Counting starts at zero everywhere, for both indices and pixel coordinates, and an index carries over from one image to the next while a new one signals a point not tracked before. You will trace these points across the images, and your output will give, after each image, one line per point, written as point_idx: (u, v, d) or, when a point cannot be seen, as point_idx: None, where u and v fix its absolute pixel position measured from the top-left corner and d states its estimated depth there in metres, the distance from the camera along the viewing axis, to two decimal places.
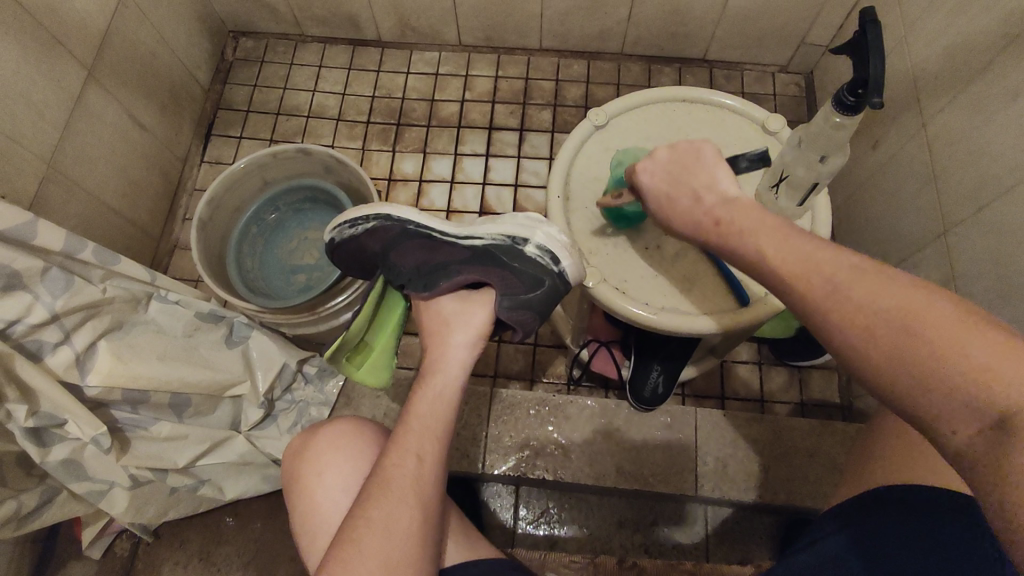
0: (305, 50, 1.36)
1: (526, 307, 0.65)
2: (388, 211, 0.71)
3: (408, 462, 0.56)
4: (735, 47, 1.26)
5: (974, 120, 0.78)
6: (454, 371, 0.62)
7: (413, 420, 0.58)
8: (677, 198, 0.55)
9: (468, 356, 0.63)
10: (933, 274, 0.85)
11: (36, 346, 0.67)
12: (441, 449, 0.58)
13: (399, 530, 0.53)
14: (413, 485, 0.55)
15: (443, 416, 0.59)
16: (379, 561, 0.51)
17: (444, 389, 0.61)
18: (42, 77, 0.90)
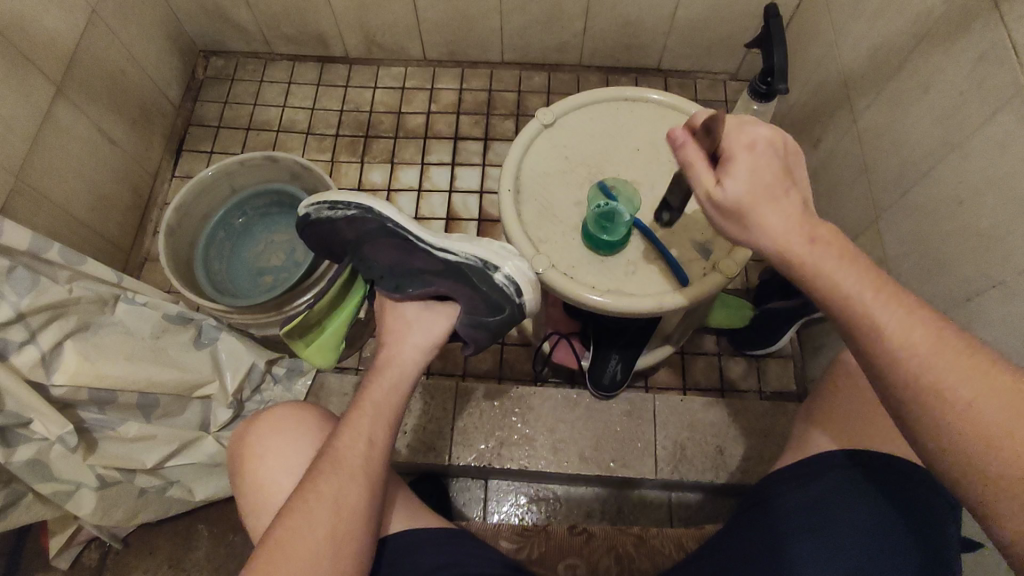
0: (275, 67, 1.40)
1: (483, 329, 0.69)
2: (372, 205, 0.72)
3: (360, 442, 0.58)
4: (687, 58, 1.33)
5: (894, 114, 0.84)
6: (408, 366, 0.65)
7: (367, 404, 0.61)
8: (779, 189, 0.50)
9: (422, 355, 0.67)
10: (868, 258, 0.90)
11: (2, 345, 0.68)
12: (391, 436, 0.61)
13: (348, 503, 0.54)
14: (364, 463, 0.57)
15: (395, 404, 0.62)
16: (326, 530, 0.52)
17: (397, 381, 0.64)
18: (12, 91, 0.93)
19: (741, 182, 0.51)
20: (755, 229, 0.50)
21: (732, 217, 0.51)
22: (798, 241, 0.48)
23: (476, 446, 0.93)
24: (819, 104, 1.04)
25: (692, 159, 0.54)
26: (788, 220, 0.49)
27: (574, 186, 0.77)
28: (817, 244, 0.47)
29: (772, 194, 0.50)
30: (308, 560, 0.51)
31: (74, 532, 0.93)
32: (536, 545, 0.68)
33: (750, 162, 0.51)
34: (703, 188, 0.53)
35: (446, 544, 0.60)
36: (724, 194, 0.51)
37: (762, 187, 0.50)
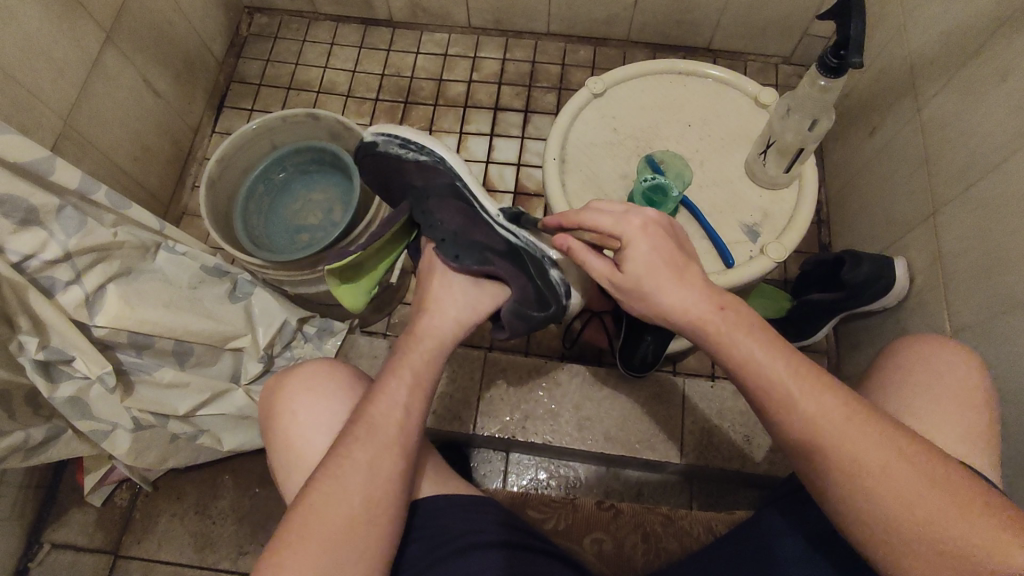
0: (318, 28, 1.39)
1: (524, 320, 0.69)
2: (447, 158, 0.76)
3: (393, 409, 0.56)
4: (740, 37, 1.28)
5: (963, 104, 0.80)
6: (445, 336, 0.63)
7: (399, 372, 0.59)
8: (678, 278, 0.51)
9: (462, 328, 0.65)
10: (919, 255, 0.86)
11: (49, 283, 0.69)
12: (425, 400, 0.59)
13: (382, 468, 0.53)
14: (398, 431, 0.55)
15: (429, 371, 0.60)
16: (361, 493, 0.52)
17: (431, 349, 0.61)
18: (64, 35, 0.93)
19: (638, 267, 0.51)
20: (660, 308, 0.51)
21: (633, 298, 0.53)
22: (712, 315, 0.49)
23: (501, 418, 0.93)
24: (879, 91, 1.00)
25: (582, 250, 0.56)
26: (693, 293, 0.50)
27: (621, 160, 0.75)
28: (727, 316, 0.49)
29: (671, 274, 0.50)
30: (341, 521, 0.51)
31: (108, 471, 0.95)
32: (563, 517, 0.68)
33: (643, 244, 0.51)
34: (602, 275, 0.55)
35: (471, 511, 0.59)
36: (621, 277, 0.53)
37: (661, 270, 0.51)
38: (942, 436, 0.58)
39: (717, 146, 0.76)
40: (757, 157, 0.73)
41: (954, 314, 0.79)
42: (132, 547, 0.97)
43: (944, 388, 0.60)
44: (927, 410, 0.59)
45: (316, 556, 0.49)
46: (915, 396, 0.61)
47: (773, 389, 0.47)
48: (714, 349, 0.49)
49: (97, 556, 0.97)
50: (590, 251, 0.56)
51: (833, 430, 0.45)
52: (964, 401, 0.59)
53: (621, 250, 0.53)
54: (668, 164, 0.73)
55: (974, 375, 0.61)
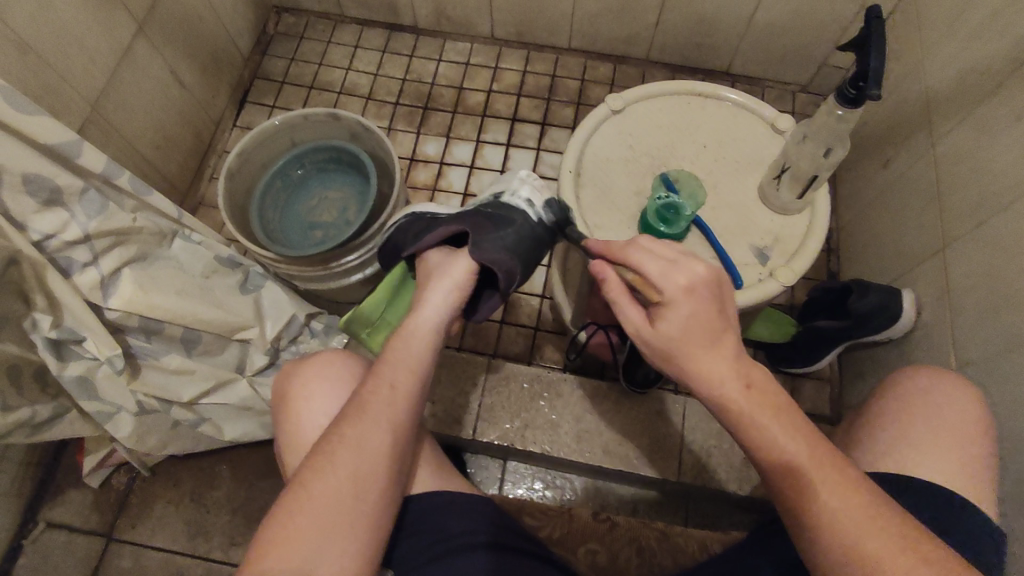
0: (344, 30, 1.42)
1: (508, 248, 0.62)
2: (411, 208, 0.78)
3: (382, 388, 0.54)
4: (758, 64, 1.29)
5: (978, 141, 0.81)
6: (433, 315, 0.59)
7: (389, 353, 0.57)
8: (715, 346, 0.47)
9: (447, 299, 0.60)
10: (927, 289, 0.87)
11: (67, 263, 0.71)
12: (418, 383, 0.56)
13: (370, 450, 0.52)
14: (388, 410, 0.54)
15: (420, 353, 0.57)
16: (347, 475, 0.51)
17: (426, 329, 0.58)
18: (97, 24, 0.95)
19: (672, 331, 0.48)
20: (688, 377, 0.48)
21: (661, 357, 0.49)
22: (732, 389, 0.46)
23: (501, 425, 0.93)
24: (895, 124, 1.01)
25: (619, 294, 0.52)
26: (722, 366, 0.47)
27: (635, 175, 0.76)
28: (751, 393, 0.46)
29: (705, 341, 0.47)
30: (329, 503, 0.50)
31: (108, 454, 0.96)
32: (558, 525, 0.68)
33: (687, 308, 0.48)
34: (632, 327, 0.51)
35: (471, 511, 0.59)
36: (652, 335, 0.49)
37: (699, 335, 0.47)
38: (941, 468, 0.58)
39: (732, 169, 0.77)
40: (772, 181, 0.73)
41: (959, 350, 0.79)
42: (126, 531, 0.97)
43: (943, 420, 0.61)
44: (928, 442, 0.59)
45: (303, 540, 0.48)
46: (915, 427, 0.61)
47: (761, 438, 0.46)
48: (728, 422, 0.47)
49: (91, 537, 0.97)
50: (625, 296, 0.52)
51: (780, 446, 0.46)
52: (962, 435, 0.60)
53: (661, 307, 0.49)
54: (682, 182, 0.74)
55: (976, 410, 0.61)
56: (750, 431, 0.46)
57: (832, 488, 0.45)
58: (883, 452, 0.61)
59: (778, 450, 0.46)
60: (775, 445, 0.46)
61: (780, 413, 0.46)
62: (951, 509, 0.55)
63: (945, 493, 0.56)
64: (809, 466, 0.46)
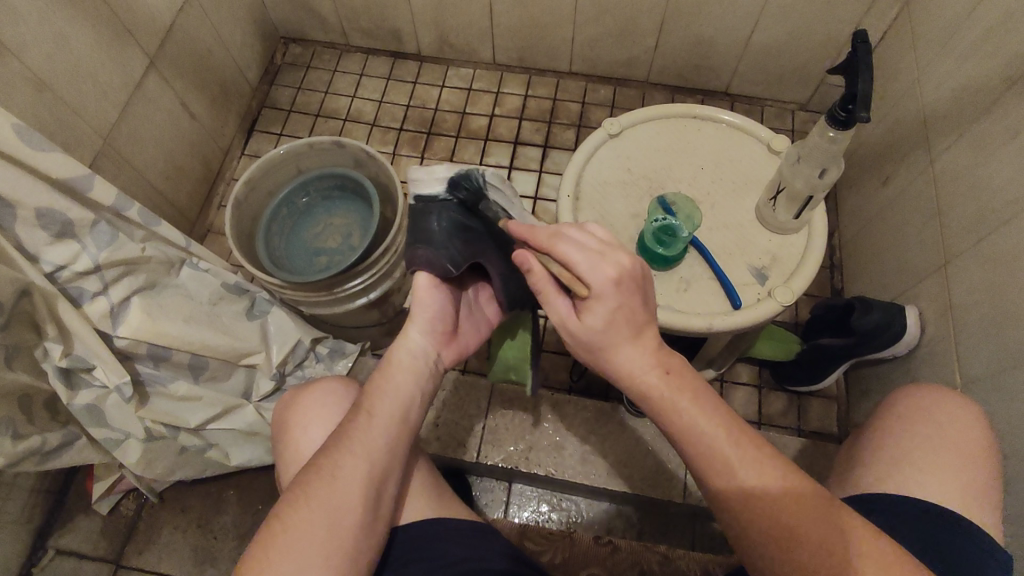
0: (349, 59, 1.45)
1: (423, 241, 0.57)
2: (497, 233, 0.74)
3: (361, 417, 0.55)
4: (757, 84, 1.30)
5: (975, 157, 0.81)
6: (418, 341, 0.58)
7: (371, 382, 0.57)
8: (641, 333, 0.49)
9: (422, 324, 0.58)
10: (930, 306, 0.86)
11: (77, 293, 0.73)
12: (399, 411, 0.56)
13: (348, 480, 0.52)
14: (367, 439, 0.54)
15: (402, 381, 0.57)
16: (322, 508, 0.50)
17: (409, 356, 0.58)
18: (110, 60, 0.99)
19: (599, 322, 0.48)
20: (615, 365, 0.49)
21: (587, 346, 0.50)
22: (650, 380, 0.48)
23: (505, 448, 0.93)
24: (893, 142, 1.01)
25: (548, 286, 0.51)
26: (642, 358, 0.49)
27: (633, 198, 0.77)
28: (668, 377, 0.48)
29: (629, 331, 0.48)
30: (306, 538, 0.49)
31: (116, 480, 0.97)
32: (560, 550, 0.69)
33: (612, 302, 0.47)
34: (560, 317, 0.50)
35: (471, 539, 0.59)
36: (579, 328, 0.49)
37: (622, 323, 0.48)
38: (944, 488, 0.57)
39: (729, 189, 0.78)
40: (768, 203, 0.74)
41: (963, 367, 0.78)
42: (133, 557, 0.98)
43: (945, 440, 0.60)
44: (931, 462, 0.59)
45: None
46: (917, 447, 0.60)
47: (687, 433, 0.47)
48: (649, 412, 0.49)
49: (99, 564, 0.98)
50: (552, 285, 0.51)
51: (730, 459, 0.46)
52: (965, 454, 0.59)
53: (589, 301, 0.48)
54: (679, 207, 0.75)
55: (978, 430, 0.61)
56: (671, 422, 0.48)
57: (783, 498, 0.45)
58: (886, 472, 0.60)
59: (711, 450, 0.46)
60: (705, 446, 0.46)
61: (698, 401, 0.47)
62: (954, 532, 0.54)
63: (948, 514, 0.55)
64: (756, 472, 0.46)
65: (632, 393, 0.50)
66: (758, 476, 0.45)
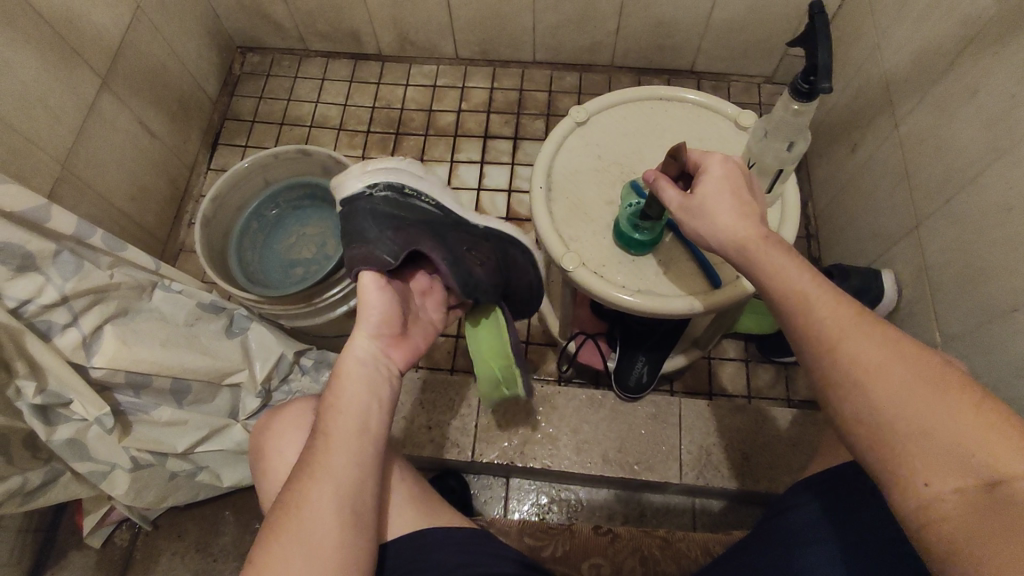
0: (309, 64, 1.43)
1: (356, 238, 0.63)
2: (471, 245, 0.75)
3: (320, 439, 0.54)
4: (721, 60, 1.31)
5: (938, 118, 0.82)
6: (365, 347, 0.58)
7: (326, 403, 0.56)
8: (745, 201, 0.54)
9: (363, 331, 0.58)
10: (906, 268, 0.87)
11: (46, 326, 0.70)
12: (359, 423, 0.55)
13: (317, 503, 0.51)
14: (330, 459, 0.53)
15: (355, 393, 0.56)
16: (296, 537, 0.50)
17: (357, 365, 0.57)
18: (60, 84, 0.96)
19: (705, 190, 0.55)
20: (720, 231, 0.53)
21: (699, 216, 0.55)
22: (752, 236, 0.51)
23: (499, 444, 0.93)
24: (858, 108, 1.02)
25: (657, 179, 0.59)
26: (740, 220, 0.53)
27: (605, 185, 0.77)
28: (773, 241, 0.51)
29: (736, 200, 0.54)
30: (285, 569, 0.49)
31: (108, 512, 0.95)
32: (562, 542, 0.69)
33: (720, 169, 0.56)
34: (672, 199, 0.57)
35: (466, 545, 0.59)
36: (689, 200, 0.56)
37: (730, 190, 0.54)
38: None
39: None
40: None
41: (942, 325, 0.79)
42: None
43: None
44: None
45: None
46: None
47: (793, 302, 0.47)
48: (753, 271, 0.51)
49: None
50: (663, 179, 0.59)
51: (834, 328, 0.45)
52: None
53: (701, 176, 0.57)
54: None
55: None
56: (776, 287, 0.48)
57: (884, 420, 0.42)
58: None
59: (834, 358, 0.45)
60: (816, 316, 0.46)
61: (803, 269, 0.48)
62: None
63: None
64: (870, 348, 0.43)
65: (729, 251, 0.53)
66: (873, 351, 0.43)
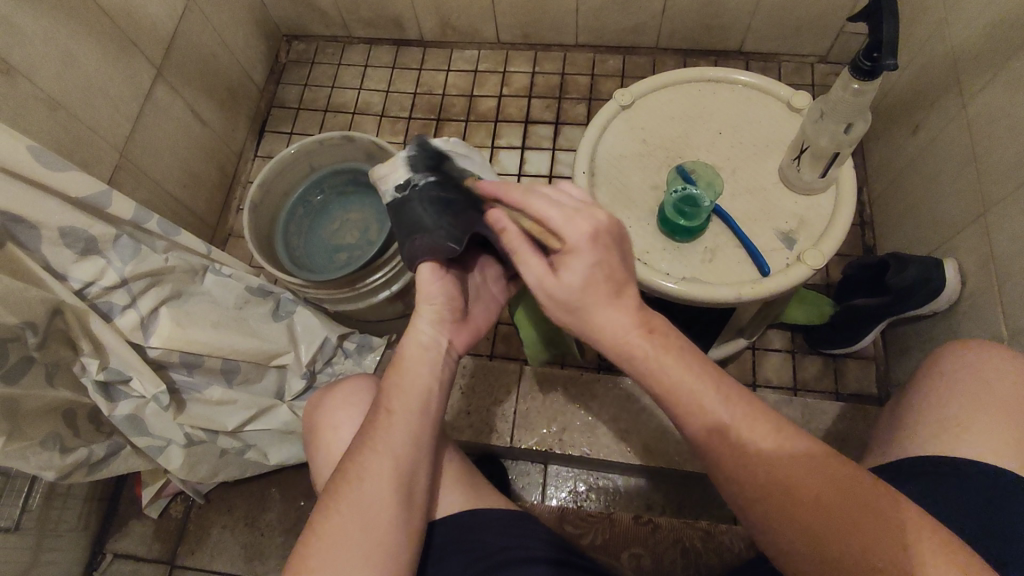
0: (352, 51, 1.44)
1: (417, 231, 0.56)
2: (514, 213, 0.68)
3: (380, 417, 0.55)
4: (772, 39, 1.25)
5: (1012, 97, 0.77)
6: (429, 332, 0.57)
7: (387, 382, 0.56)
8: (623, 305, 0.46)
9: (427, 318, 0.57)
10: (971, 258, 0.83)
11: (107, 307, 0.74)
12: (420, 403, 0.55)
13: (376, 480, 0.52)
14: (387, 439, 0.54)
15: (417, 374, 0.56)
16: (353, 513, 0.51)
17: (418, 348, 0.57)
18: (118, 74, 0.99)
19: (575, 281, 0.46)
20: (595, 328, 0.47)
21: (560, 309, 0.48)
22: (624, 344, 0.47)
23: (538, 430, 0.93)
24: (922, 87, 0.96)
25: (516, 239, 0.50)
26: (623, 317, 0.46)
27: (651, 170, 0.75)
28: (653, 337, 0.46)
29: (607, 293, 0.46)
30: (342, 543, 0.50)
31: (164, 484, 1.00)
32: (601, 531, 0.69)
33: (591, 259, 0.45)
34: (533, 277, 0.48)
35: (508, 526, 0.59)
36: (555, 285, 0.47)
37: (597, 288, 0.46)
38: (997, 449, 0.55)
39: (749, 153, 0.75)
40: (791, 163, 0.71)
41: (1010, 318, 0.75)
42: (186, 558, 1.01)
43: (993, 396, 0.58)
44: (980, 421, 0.57)
45: None
46: (962, 408, 0.58)
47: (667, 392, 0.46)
48: (629, 366, 0.47)
49: (154, 565, 1.01)
50: (523, 239, 0.50)
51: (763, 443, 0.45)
52: (1017, 412, 0.57)
53: (564, 257, 0.46)
54: (699, 173, 0.72)
55: None
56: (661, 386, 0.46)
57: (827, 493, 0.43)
58: (931, 436, 0.58)
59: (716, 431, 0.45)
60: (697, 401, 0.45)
61: (696, 377, 0.46)
62: (1003, 492, 0.53)
63: (996, 473, 0.53)
64: (768, 443, 0.45)
65: (606, 347, 0.48)
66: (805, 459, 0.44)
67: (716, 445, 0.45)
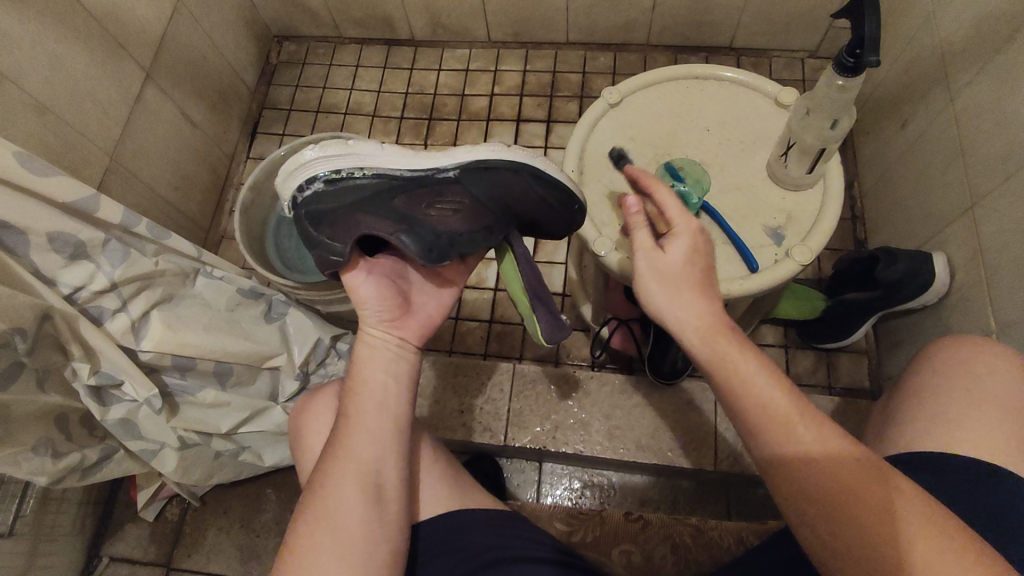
0: (343, 51, 1.44)
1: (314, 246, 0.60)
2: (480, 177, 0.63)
3: (341, 421, 0.56)
4: (763, 34, 1.25)
5: (999, 91, 0.77)
6: (377, 334, 0.59)
7: (345, 387, 0.58)
8: (706, 290, 0.51)
9: (371, 321, 0.59)
10: (959, 252, 0.83)
11: (98, 312, 0.75)
12: (377, 402, 0.56)
13: (339, 482, 0.53)
14: (348, 441, 0.54)
15: (371, 375, 0.57)
16: (322, 516, 0.52)
17: (371, 350, 0.58)
18: (107, 78, 0.99)
19: (677, 259, 0.51)
20: (680, 309, 0.50)
21: (663, 288, 0.51)
22: (710, 329, 0.48)
23: (532, 428, 0.93)
24: (911, 82, 0.97)
25: (632, 216, 0.55)
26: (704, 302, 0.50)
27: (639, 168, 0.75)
28: (733, 333, 0.48)
29: (697, 280, 0.51)
30: (315, 547, 0.51)
31: (159, 487, 1.00)
32: (591, 528, 0.69)
33: (691, 240, 0.52)
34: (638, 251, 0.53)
35: (496, 525, 0.59)
36: (659, 259, 0.52)
37: (694, 270, 0.51)
38: (982, 442, 0.55)
39: (737, 150, 0.75)
40: (778, 159, 0.71)
41: (998, 311, 0.75)
42: (182, 560, 1.01)
43: (979, 390, 0.58)
44: (965, 415, 0.57)
45: None
46: (949, 402, 0.58)
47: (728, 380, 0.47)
48: (706, 352, 0.48)
49: (151, 568, 1.01)
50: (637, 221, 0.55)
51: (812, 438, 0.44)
52: (1003, 405, 0.57)
53: (671, 236, 0.53)
54: (687, 171, 0.72)
55: (1019, 378, 0.58)
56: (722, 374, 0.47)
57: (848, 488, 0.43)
58: (918, 430, 0.59)
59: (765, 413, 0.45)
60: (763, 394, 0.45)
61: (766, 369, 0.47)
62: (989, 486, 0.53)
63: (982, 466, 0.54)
64: (811, 439, 0.44)
65: (688, 334, 0.49)
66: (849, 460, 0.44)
67: (765, 426, 0.45)
